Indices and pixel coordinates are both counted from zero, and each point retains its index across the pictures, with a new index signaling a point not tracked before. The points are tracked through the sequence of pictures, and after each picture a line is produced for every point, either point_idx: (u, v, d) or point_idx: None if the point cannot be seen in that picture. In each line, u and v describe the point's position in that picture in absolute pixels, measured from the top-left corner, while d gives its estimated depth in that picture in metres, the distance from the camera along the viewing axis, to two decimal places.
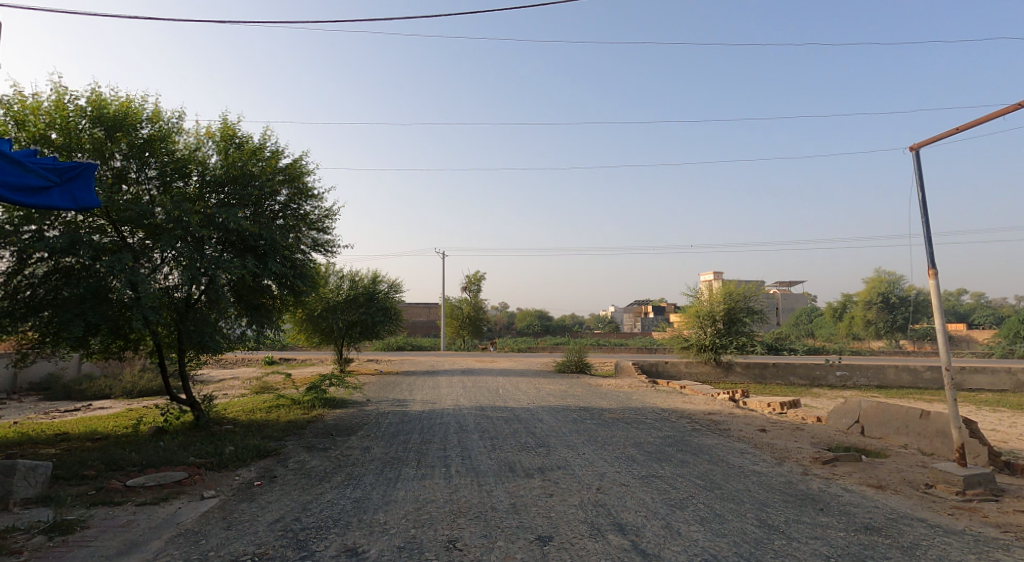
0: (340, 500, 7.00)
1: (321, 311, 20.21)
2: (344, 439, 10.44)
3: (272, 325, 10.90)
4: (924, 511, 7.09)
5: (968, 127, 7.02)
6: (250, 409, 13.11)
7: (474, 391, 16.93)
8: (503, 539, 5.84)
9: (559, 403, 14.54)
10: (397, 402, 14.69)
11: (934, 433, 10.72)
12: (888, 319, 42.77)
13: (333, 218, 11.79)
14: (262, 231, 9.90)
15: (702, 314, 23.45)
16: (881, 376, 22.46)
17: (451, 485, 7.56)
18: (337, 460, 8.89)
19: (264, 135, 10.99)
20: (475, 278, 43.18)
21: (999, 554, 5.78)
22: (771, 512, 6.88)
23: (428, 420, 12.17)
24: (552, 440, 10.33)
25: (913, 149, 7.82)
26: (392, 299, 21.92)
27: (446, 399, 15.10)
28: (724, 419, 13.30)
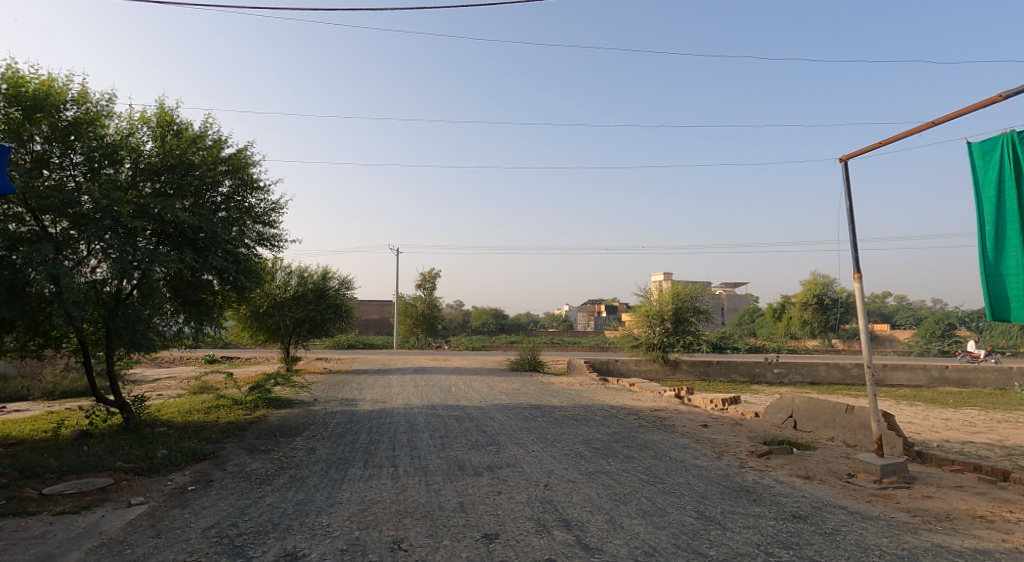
0: (282, 503, 6.89)
1: (267, 308, 19.69)
2: (288, 440, 10.25)
3: (213, 323, 10.60)
4: (846, 499, 7.55)
5: (890, 141, 7.50)
6: (187, 410, 12.68)
7: (425, 389, 16.81)
8: (449, 537, 5.90)
9: (509, 402, 14.64)
10: (345, 402, 14.51)
11: (858, 426, 11.40)
12: (823, 319, 44.95)
13: (280, 212, 11.61)
14: (202, 224, 9.60)
15: (651, 313, 24.08)
16: (815, 373, 23.61)
17: (398, 485, 7.56)
18: (280, 462, 8.73)
19: (205, 123, 10.69)
20: (429, 277, 42.91)
21: (910, 537, 6.24)
22: (708, 504, 7.19)
23: (378, 419, 12.09)
24: (502, 438, 10.43)
25: (842, 160, 8.30)
26: (343, 296, 21.58)
27: (396, 399, 14.99)
28: (669, 415, 13.74)
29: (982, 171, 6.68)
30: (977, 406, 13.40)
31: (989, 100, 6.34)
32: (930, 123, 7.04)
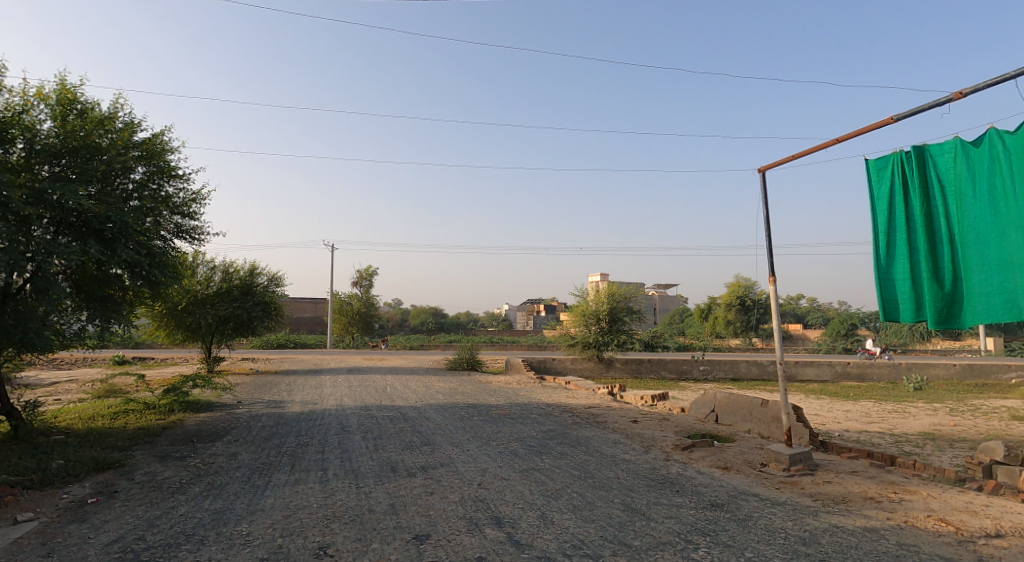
0: (196, 512, 6.75)
1: (186, 305, 18.85)
2: (206, 446, 9.96)
3: (120, 320, 10.09)
4: (758, 486, 8.15)
5: (802, 154, 8.12)
6: (90, 417, 12.00)
7: (359, 390, 16.65)
8: (378, 540, 5.98)
9: (445, 401, 14.74)
10: (273, 404, 14.17)
11: (772, 419, 12.22)
12: (745, 320, 47.34)
13: (202, 203, 11.26)
14: (109, 213, 9.16)
15: (588, 313, 24.74)
16: (736, 369, 25.00)
17: (326, 489, 7.54)
18: (196, 469, 8.49)
19: (115, 103, 10.16)
20: (367, 273, 42.20)
21: (811, 519, 6.82)
22: (634, 497, 7.58)
23: (308, 422, 11.91)
24: (437, 438, 10.53)
25: (761, 171, 8.90)
26: (272, 293, 20.97)
27: (328, 399, 14.78)
28: (601, 412, 14.22)
29: (876, 186, 7.36)
30: (874, 398, 14.68)
31: (881, 122, 7.03)
32: (834, 141, 7.69)
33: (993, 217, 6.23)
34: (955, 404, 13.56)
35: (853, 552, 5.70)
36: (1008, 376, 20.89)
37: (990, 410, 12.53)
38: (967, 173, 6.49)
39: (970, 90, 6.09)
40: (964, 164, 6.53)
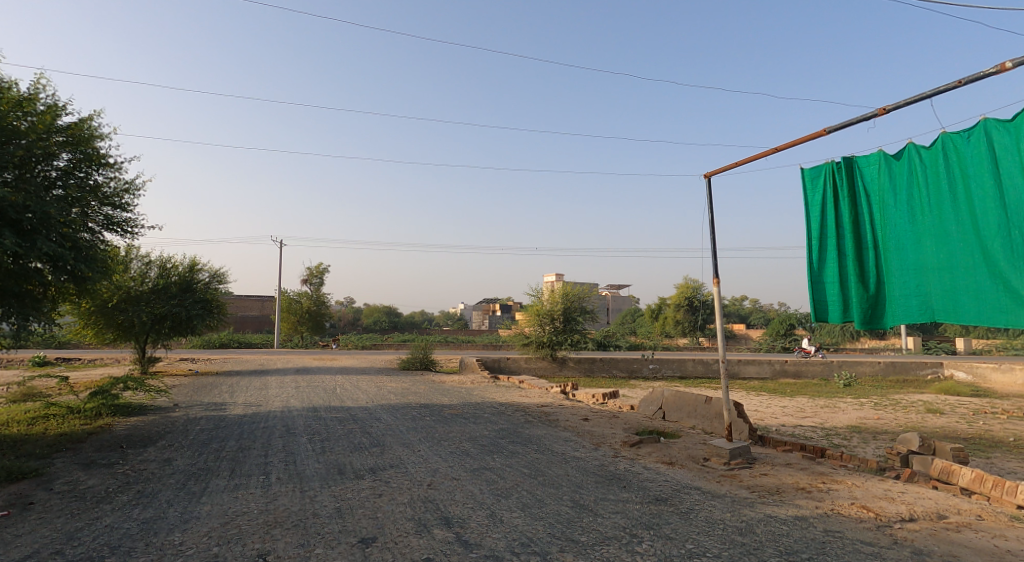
0: (123, 523, 6.54)
1: (118, 303, 18.04)
2: (136, 452, 9.62)
3: (40, 317, 9.77)
4: (700, 480, 8.49)
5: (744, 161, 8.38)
6: (7, 423, 11.36)
7: (307, 391, 16.37)
8: (323, 545, 5.97)
9: (397, 401, 14.67)
10: (213, 407, 13.77)
11: (715, 415, 12.75)
12: (692, 320, 48.76)
13: (133, 193, 10.89)
14: (28, 202, 8.66)
15: (542, 313, 24.99)
16: (683, 367, 25.77)
17: (268, 494, 7.44)
18: (124, 477, 8.19)
19: (36, 84, 9.61)
20: (317, 271, 41.40)
21: (748, 510, 7.17)
22: (583, 493, 7.78)
23: (251, 424, 11.65)
24: (387, 439, 10.50)
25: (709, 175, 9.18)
26: (213, 290, 20.35)
27: (272, 401, 14.46)
28: (553, 411, 14.45)
29: (811, 194, 7.78)
30: (808, 394, 15.47)
31: (816, 134, 7.35)
32: (770, 150, 7.96)
33: (911, 226, 6.70)
34: (880, 398, 14.45)
35: (784, 540, 6.03)
36: (926, 372, 22.40)
37: (910, 404, 13.43)
38: (889, 185, 6.95)
39: (892, 107, 6.51)
40: (887, 176, 6.99)
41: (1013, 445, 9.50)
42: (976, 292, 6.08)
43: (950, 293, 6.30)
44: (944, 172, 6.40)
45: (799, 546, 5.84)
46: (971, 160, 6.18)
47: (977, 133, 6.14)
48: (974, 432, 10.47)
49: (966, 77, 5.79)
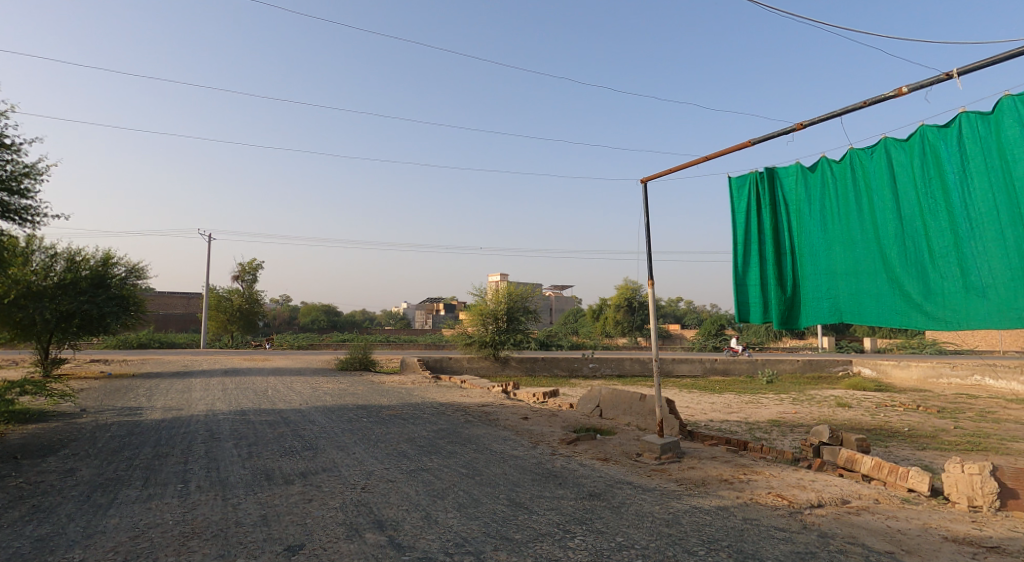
0: (14, 541, 6.14)
1: (19, 299, 16.80)
2: (34, 462, 9.02)
3: None
4: (632, 475, 8.79)
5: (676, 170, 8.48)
6: None
7: (236, 393, 15.78)
8: (245, 555, 5.82)
9: (333, 403, 14.37)
10: (129, 412, 13.09)
11: (649, 411, 13.23)
12: (631, 320, 50.04)
13: (34, 178, 10.27)
14: None
15: (485, 313, 25.08)
16: (621, 366, 26.43)
17: (185, 503, 7.16)
18: (20, 491, 7.68)
19: None
20: (250, 267, 39.92)
21: (676, 502, 7.48)
22: (519, 492, 7.90)
23: (170, 430, 11.16)
24: (320, 442, 10.30)
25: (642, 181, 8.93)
26: (128, 286, 19.30)
27: (195, 405, 13.88)
28: (493, 410, 14.54)
29: (737, 202, 8.20)
30: (736, 391, 16.22)
31: (741, 145, 7.63)
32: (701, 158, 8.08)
33: (824, 234, 7.19)
34: (799, 394, 15.35)
35: (707, 530, 6.34)
36: (839, 369, 23.95)
37: (823, 399, 14.35)
38: (805, 196, 7.43)
39: (809, 123, 6.93)
40: (803, 187, 7.47)
41: (910, 434, 10.33)
42: (877, 295, 6.60)
43: (856, 296, 6.80)
44: (851, 184, 6.92)
45: (719, 535, 6.15)
46: (873, 175, 6.69)
47: (879, 149, 6.66)
48: (878, 423, 11.32)
49: (870, 98, 6.21)
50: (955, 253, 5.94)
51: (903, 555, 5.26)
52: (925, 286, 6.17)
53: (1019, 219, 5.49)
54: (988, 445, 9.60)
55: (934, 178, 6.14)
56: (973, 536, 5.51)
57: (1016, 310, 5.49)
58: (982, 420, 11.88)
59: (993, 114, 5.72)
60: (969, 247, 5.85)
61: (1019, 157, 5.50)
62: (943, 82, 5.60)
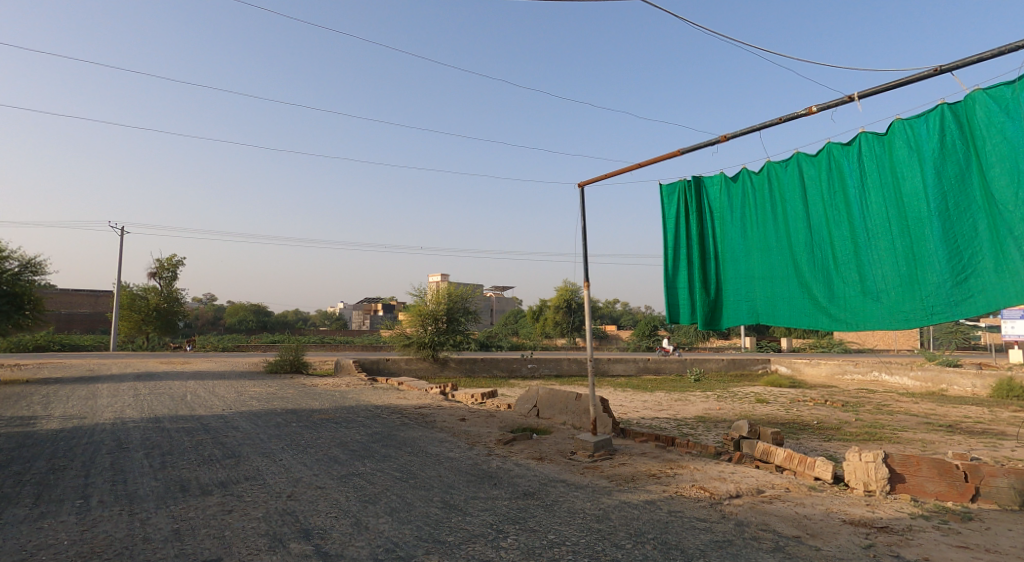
0: None
1: None
2: None
3: None
4: (566, 473, 9.00)
5: (612, 175, 8.72)
6: None
7: (151, 399, 14.97)
8: None
9: (260, 408, 13.89)
10: (25, 422, 12.17)
11: (584, 410, 13.53)
12: (571, 321, 50.94)
13: None
14: None
15: (425, 313, 24.90)
16: (559, 366, 26.86)
17: (85, 521, 6.75)
18: None
19: None
20: (169, 264, 37.93)
21: (606, 498, 7.71)
22: (454, 493, 7.93)
23: (71, 441, 10.46)
24: (243, 449, 9.94)
25: (581, 185, 9.22)
26: (22, 284, 17.92)
27: (102, 413, 13.06)
28: (430, 412, 14.47)
29: (666, 209, 8.55)
30: (666, 389, 16.81)
31: (670, 154, 7.96)
32: (635, 165, 8.37)
33: (744, 241, 7.60)
34: (723, 391, 16.10)
35: (635, 523, 6.58)
36: (759, 367, 25.26)
37: (745, 395, 15.12)
38: (728, 204, 7.84)
39: (732, 136, 7.31)
40: (727, 197, 7.89)
41: (819, 427, 11.07)
42: (790, 299, 7.05)
43: (771, 299, 7.24)
44: (768, 195, 7.36)
45: (646, 528, 6.40)
46: (787, 187, 7.15)
47: (792, 163, 7.12)
48: (792, 417, 12.05)
49: (785, 115, 6.63)
50: (855, 260, 6.43)
51: (808, 539, 5.65)
52: (829, 291, 6.66)
53: (907, 231, 6.01)
54: (884, 435, 10.44)
55: (838, 192, 6.63)
56: (868, 518, 6.00)
57: (905, 313, 6.01)
58: (881, 413, 12.89)
59: (887, 135, 6.24)
60: (867, 255, 6.34)
61: (908, 176, 6.02)
62: (846, 104, 6.06)
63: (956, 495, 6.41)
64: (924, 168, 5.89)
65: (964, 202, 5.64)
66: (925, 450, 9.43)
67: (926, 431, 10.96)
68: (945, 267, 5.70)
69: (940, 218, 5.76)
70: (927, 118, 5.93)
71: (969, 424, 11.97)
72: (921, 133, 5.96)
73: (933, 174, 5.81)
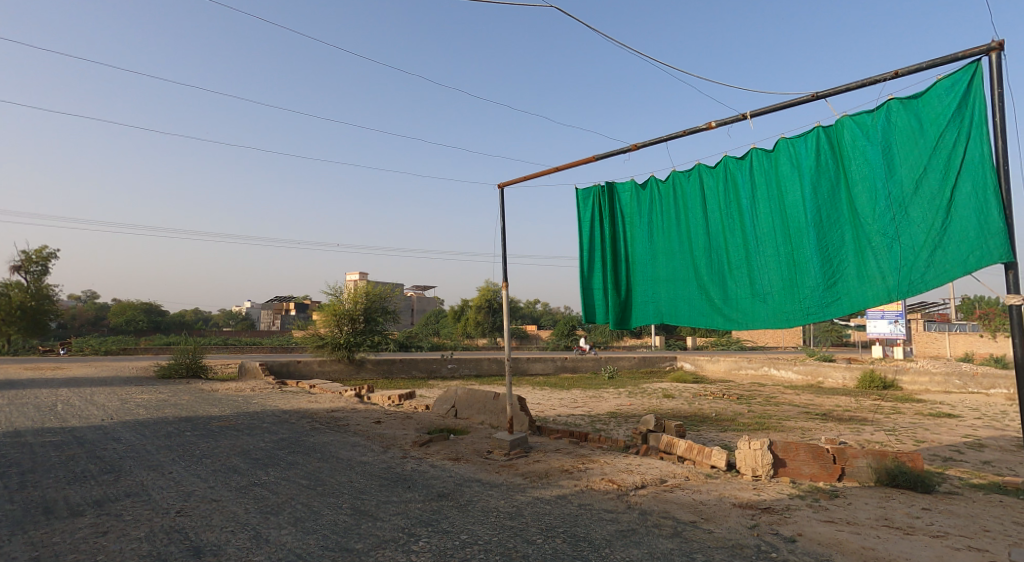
0: None
1: None
2: None
3: None
4: (482, 472, 9.05)
5: (532, 177, 8.86)
6: None
7: (17, 410, 13.60)
8: None
9: (149, 417, 12.97)
10: None
11: (502, 409, 13.66)
12: (491, 321, 51.30)
13: None
14: None
15: (341, 313, 24.24)
16: (479, 366, 26.90)
17: None
18: None
19: None
20: (38, 257, 34.66)
21: (520, 495, 7.83)
22: (364, 499, 7.78)
23: None
24: (126, 463, 9.24)
25: (501, 186, 9.30)
26: None
27: None
28: (344, 415, 14.10)
29: (582, 212, 8.79)
30: (580, 387, 17.27)
31: (585, 160, 8.20)
32: (552, 169, 8.56)
33: (651, 245, 7.95)
34: (633, 388, 16.75)
35: (545, 519, 6.72)
36: (666, 365, 26.48)
37: (652, 391, 15.80)
38: (637, 209, 8.18)
39: (642, 145, 7.63)
40: (636, 203, 8.22)
41: (716, 419, 11.78)
42: (690, 300, 7.45)
43: (673, 300, 7.63)
44: (673, 202, 7.74)
45: (557, 522, 6.56)
46: (689, 195, 7.55)
47: (694, 174, 7.51)
48: (694, 410, 12.74)
49: (688, 128, 7.00)
50: (746, 265, 6.90)
51: (702, 523, 6.01)
52: (723, 292, 7.11)
53: (789, 239, 6.53)
54: (772, 424, 11.27)
55: (732, 201, 7.09)
56: (755, 501, 6.46)
57: (786, 313, 6.52)
58: (771, 404, 13.89)
59: (774, 152, 6.73)
60: (755, 260, 6.82)
61: (791, 189, 6.54)
62: (739, 121, 6.50)
63: (827, 475, 7.04)
64: (803, 183, 6.43)
65: (835, 215, 6.23)
66: (803, 437, 10.27)
67: (806, 420, 11.93)
68: (819, 272, 6.25)
69: (815, 228, 6.31)
70: (806, 138, 6.47)
71: (841, 412, 13.15)
72: (801, 152, 6.49)
73: (810, 189, 6.35)
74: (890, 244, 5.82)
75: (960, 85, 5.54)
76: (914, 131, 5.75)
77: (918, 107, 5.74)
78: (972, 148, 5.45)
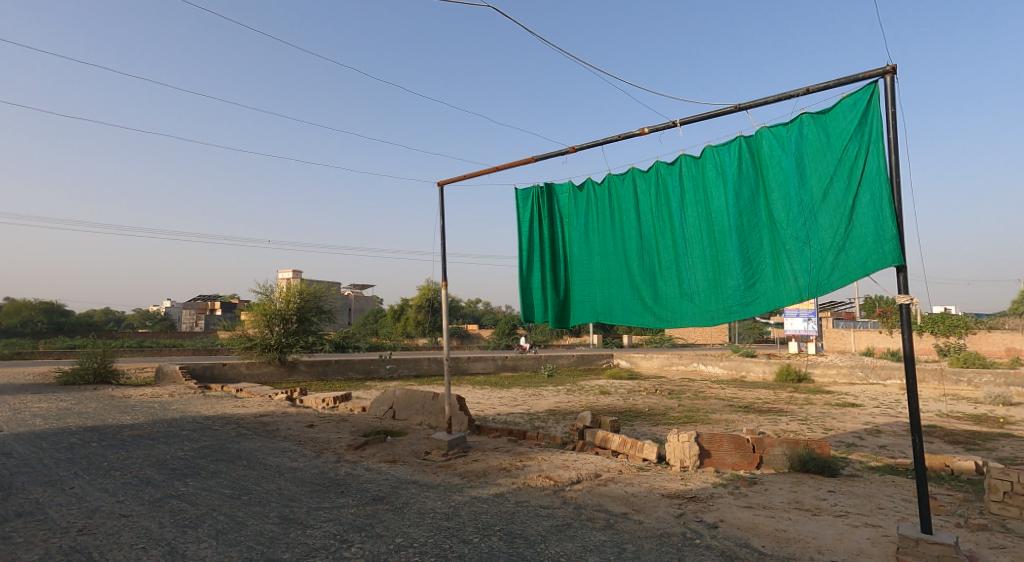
0: None
1: None
2: None
3: None
4: (418, 473, 8.89)
5: (471, 176, 8.76)
6: None
7: None
8: None
9: (51, 428, 12.01)
10: None
11: (441, 409, 13.51)
12: (431, 320, 50.83)
13: None
14: None
15: (271, 313, 23.34)
16: (418, 366, 26.52)
17: None
18: None
19: None
20: None
21: (457, 495, 7.73)
22: (294, 506, 7.48)
23: None
24: (20, 480, 8.50)
25: (441, 184, 9.16)
26: None
27: None
28: (273, 420, 13.54)
29: (521, 212, 8.78)
30: (519, 385, 17.33)
31: (524, 160, 8.18)
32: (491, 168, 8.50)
33: (588, 245, 8.03)
34: (570, 385, 16.93)
35: (483, 518, 6.66)
36: (603, 362, 26.97)
37: (589, 388, 16.03)
38: (575, 210, 8.24)
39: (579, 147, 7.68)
40: (574, 204, 8.28)
41: (649, 414, 12.07)
42: (623, 299, 7.57)
43: (607, 300, 7.73)
44: (609, 204, 7.83)
45: (493, 521, 6.51)
46: (624, 197, 7.66)
47: (628, 177, 7.62)
48: (629, 406, 13.01)
49: (621, 133, 7.09)
50: (675, 265, 7.07)
51: (633, 515, 6.10)
52: (654, 292, 7.26)
53: (714, 241, 6.73)
54: (700, 417, 11.66)
55: (663, 205, 7.24)
56: (683, 491, 6.64)
57: (710, 312, 6.72)
58: (700, 399, 14.39)
59: (701, 158, 6.92)
60: (684, 261, 6.99)
61: (716, 194, 6.74)
62: (670, 128, 6.64)
63: (748, 464, 7.34)
64: (726, 189, 6.64)
65: (755, 220, 6.47)
66: (728, 429, 10.66)
67: (731, 412, 12.41)
68: (740, 273, 6.47)
69: (737, 232, 6.53)
70: (729, 146, 6.68)
71: (763, 404, 13.80)
72: (724, 159, 6.69)
73: (732, 195, 6.56)
74: (802, 248, 6.08)
75: (861, 102, 5.79)
76: (823, 143, 6.04)
77: (827, 121, 6.02)
78: (871, 160, 5.73)
